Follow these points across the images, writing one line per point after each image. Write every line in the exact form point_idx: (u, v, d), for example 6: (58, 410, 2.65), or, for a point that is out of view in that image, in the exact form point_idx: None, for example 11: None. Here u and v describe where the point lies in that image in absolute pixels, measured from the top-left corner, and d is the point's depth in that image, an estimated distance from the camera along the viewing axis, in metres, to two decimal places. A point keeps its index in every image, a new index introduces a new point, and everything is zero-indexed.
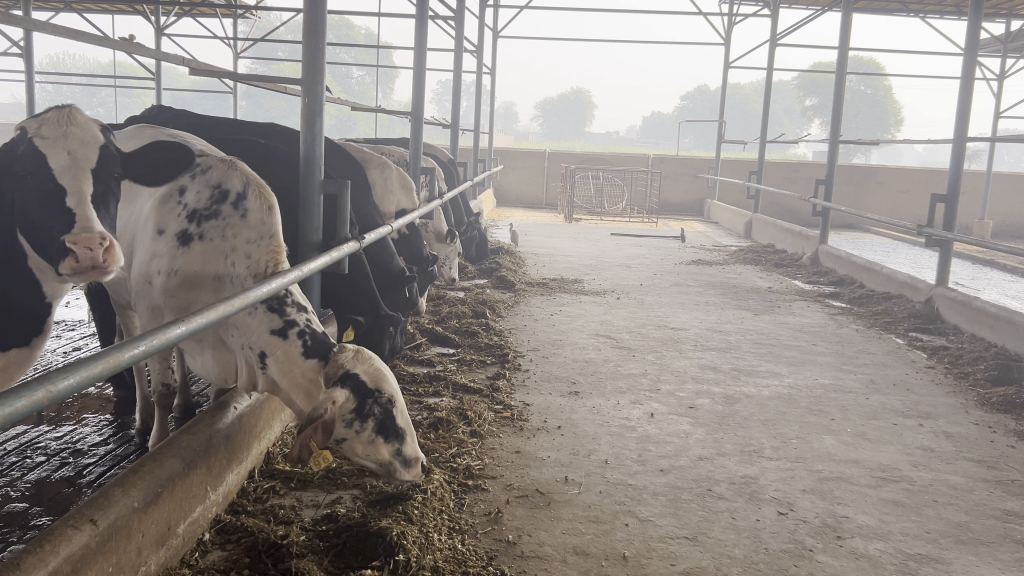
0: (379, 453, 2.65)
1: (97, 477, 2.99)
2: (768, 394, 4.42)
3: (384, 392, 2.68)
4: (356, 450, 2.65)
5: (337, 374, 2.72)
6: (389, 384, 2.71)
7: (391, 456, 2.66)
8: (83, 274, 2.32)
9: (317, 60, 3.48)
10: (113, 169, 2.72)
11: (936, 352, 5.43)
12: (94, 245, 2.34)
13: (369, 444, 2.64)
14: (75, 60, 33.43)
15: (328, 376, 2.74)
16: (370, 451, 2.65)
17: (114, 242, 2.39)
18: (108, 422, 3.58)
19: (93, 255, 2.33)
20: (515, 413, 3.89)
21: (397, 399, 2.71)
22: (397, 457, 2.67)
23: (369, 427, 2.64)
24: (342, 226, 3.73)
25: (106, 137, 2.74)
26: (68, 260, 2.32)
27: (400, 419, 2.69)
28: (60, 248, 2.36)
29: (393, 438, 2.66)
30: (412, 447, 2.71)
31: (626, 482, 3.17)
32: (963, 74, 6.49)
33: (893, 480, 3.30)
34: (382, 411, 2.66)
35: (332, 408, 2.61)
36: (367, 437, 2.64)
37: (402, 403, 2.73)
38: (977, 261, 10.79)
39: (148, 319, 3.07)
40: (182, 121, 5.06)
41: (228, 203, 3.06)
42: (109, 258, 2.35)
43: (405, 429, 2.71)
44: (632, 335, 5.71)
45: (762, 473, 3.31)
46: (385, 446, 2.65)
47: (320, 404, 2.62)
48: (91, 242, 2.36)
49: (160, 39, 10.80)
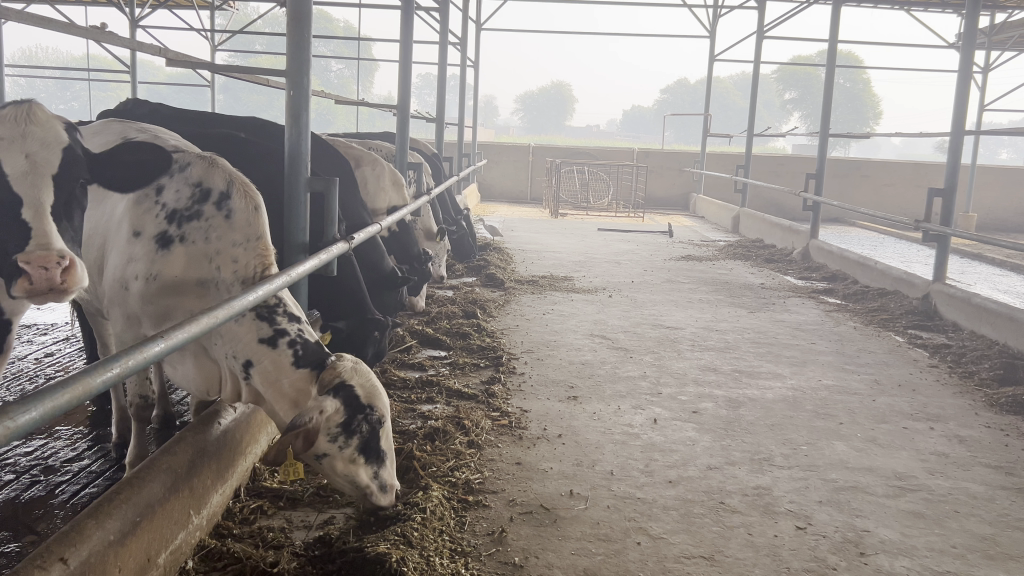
0: (357, 474, 2.48)
1: (70, 497, 2.78)
2: (772, 397, 4.27)
3: (375, 408, 2.51)
4: (334, 473, 2.47)
5: (331, 382, 2.53)
6: (382, 401, 2.54)
7: (368, 480, 2.49)
8: (38, 297, 2.10)
9: (302, 52, 3.28)
10: (78, 173, 2.50)
11: (937, 351, 5.32)
12: (50, 264, 2.13)
13: (349, 464, 2.46)
14: (49, 54, 32.72)
15: (322, 384, 2.54)
16: (349, 470, 2.47)
17: (74, 260, 2.18)
18: (82, 435, 3.36)
19: (49, 275, 2.12)
20: (513, 421, 3.72)
21: (386, 417, 2.54)
22: (375, 480, 2.50)
23: (354, 444, 2.46)
24: (329, 227, 3.54)
25: (71, 136, 2.51)
26: (21, 281, 2.10)
27: (384, 441, 2.52)
28: (11, 269, 2.15)
29: (372, 459, 2.50)
30: (389, 473, 2.55)
31: (634, 495, 3.01)
32: (960, 67, 6.38)
33: (910, 489, 3.17)
34: (370, 429, 2.50)
35: (319, 417, 2.44)
36: (348, 455, 2.46)
37: (390, 423, 2.56)
38: (966, 255, 10.75)
39: (123, 328, 2.86)
40: (157, 115, 4.79)
41: (210, 203, 2.84)
42: (68, 279, 2.14)
43: (387, 452, 2.55)
44: (629, 335, 5.55)
45: (774, 483, 3.17)
46: (364, 467, 2.49)
47: (307, 411, 2.44)
48: (48, 260, 2.14)
49: (134, 30, 10.44)
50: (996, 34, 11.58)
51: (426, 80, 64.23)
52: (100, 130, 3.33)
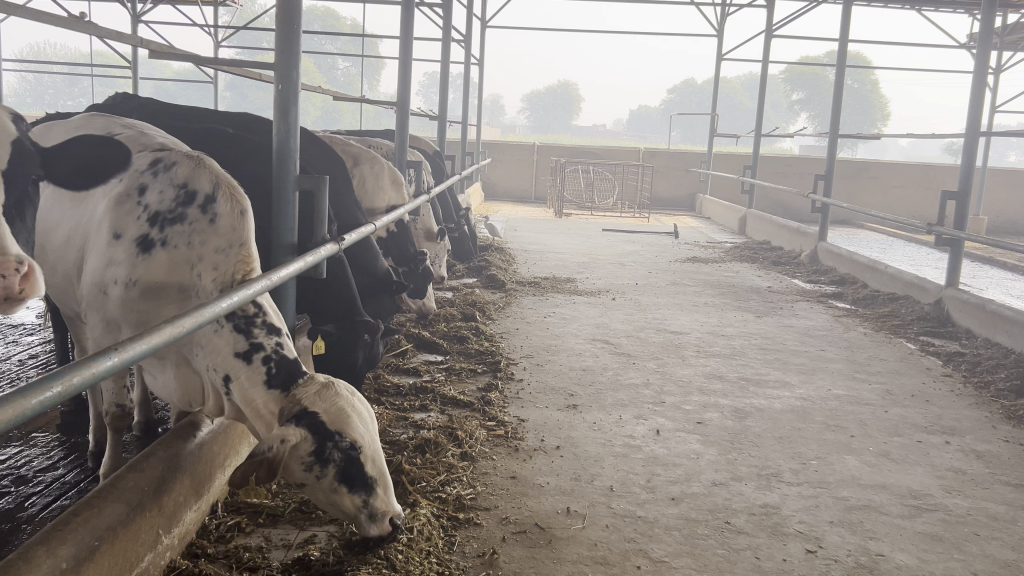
0: (342, 503, 2.27)
1: (39, 510, 2.62)
2: (780, 408, 4.10)
3: (346, 434, 2.28)
4: (319, 498, 2.29)
5: (292, 411, 2.35)
6: (354, 427, 2.30)
7: (356, 508, 2.27)
8: None
9: (291, 45, 3.11)
10: (29, 169, 2.35)
11: (951, 359, 5.15)
12: (8, 271, 1.92)
13: (332, 493, 2.27)
14: (56, 50, 32.72)
15: (284, 413, 2.36)
16: (334, 499, 2.27)
17: (32, 265, 1.98)
18: (59, 443, 3.20)
19: (6, 282, 1.90)
20: (509, 431, 3.55)
21: (362, 442, 2.30)
22: (363, 510, 2.27)
23: (331, 473, 2.25)
24: (318, 227, 3.36)
25: (21, 129, 2.35)
26: None
27: (369, 468, 2.29)
28: None
29: (359, 488, 2.27)
30: (384, 499, 2.30)
31: (634, 514, 2.84)
32: (977, 66, 6.20)
33: (927, 509, 3.00)
34: (344, 457, 2.27)
35: (279, 446, 2.25)
36: (329, 484, 2.26)
37: (370, 446, 2.31)
38: (977, 259, 10.54)
39: (101, 333, 2.65)
40: (145, 109, 4.64)
41: (195, 206, 2.66)
42: (25, 288, 1.94)
43: (378, 478, 2.31)
44: (632, 341, 5.38)
45: (783, 502, 3.00)
46: (349, 496, 2.27)
47: (269, 440, 2.25)
48: (5, 266, 1.93)
49: (135, 26, 10.29)
50: (1009, 35, 11.37)
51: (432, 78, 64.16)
52: (82, 125, 3.17)
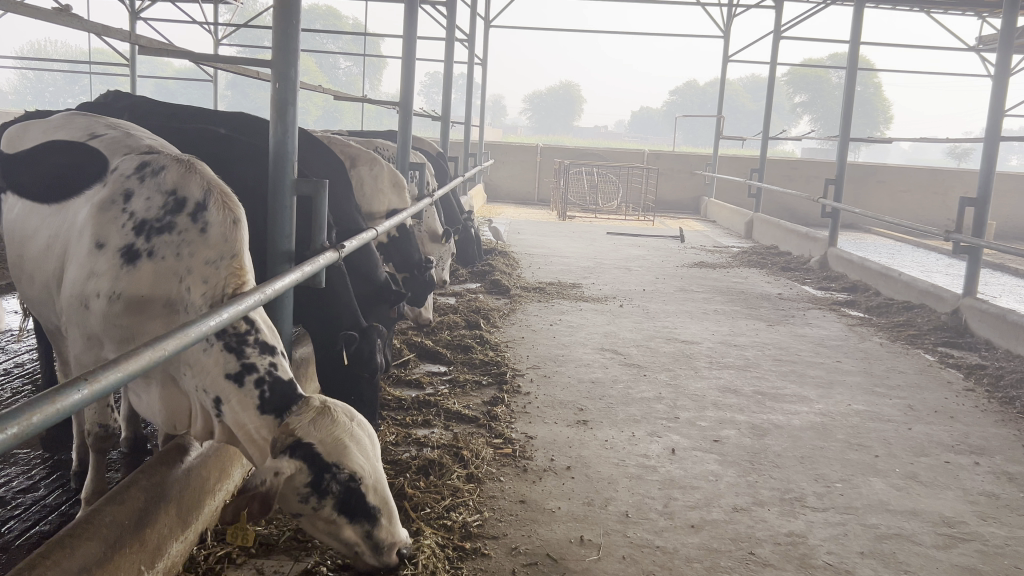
0: (342, 534, 2.11)
1: (17, 536, 2.44)
2: (799, 424, 3.92)
3: (345, 465, 2.09)
4: (316, 528, 2.13)
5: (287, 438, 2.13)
6: (353, 458, 2.11)
7: (358, 538, 2.11)
8: None
9: (290, 40, 2.93)
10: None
11: (973, 372, 4.96)
12: None
13: (330, 524, 2.10)
14: (57, 48, 32.55)
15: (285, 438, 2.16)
16: (332, 530, 2.11)
17: None
18: (41, 461, 3.02)
19: None
20: (517, 449, 3.38)
21: (361, 475, 2.11)
22: (367, 540, 2.12)
23: (328, 505, 2.08)
24: (317, 234, 3.15)
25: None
26: None
27: (372, 498, 2.11)
28: None
29: (360, 518, 2.11)
30: (389, 528, 2.14)
31: (652, 544, 2.67)
32: (998, 67, 6.01)
33: (961, 538, 2.82)
34: (341, 489, 2.09)
35: (274, 479, 2.05)
36: (327, 516, 2.09)
37: (373, 478, 2.13)
38: (989, 266, 10.34)
39: (82, 348, 2.48)
40: (136, 108, 4.47)
41: (184, 214, 2.48)
42: None
43: (382, 506, 2.14)
44: (641, 351, 5.20)
45: (810, 530, 2.82)
46: (351, 526, 2.11)
47: (261, 473, 2.06)
48: None
49: (133, 22, 10.07)
50: None
51: (433, 78, 63.96)
52: (63, 126, 3.01)
